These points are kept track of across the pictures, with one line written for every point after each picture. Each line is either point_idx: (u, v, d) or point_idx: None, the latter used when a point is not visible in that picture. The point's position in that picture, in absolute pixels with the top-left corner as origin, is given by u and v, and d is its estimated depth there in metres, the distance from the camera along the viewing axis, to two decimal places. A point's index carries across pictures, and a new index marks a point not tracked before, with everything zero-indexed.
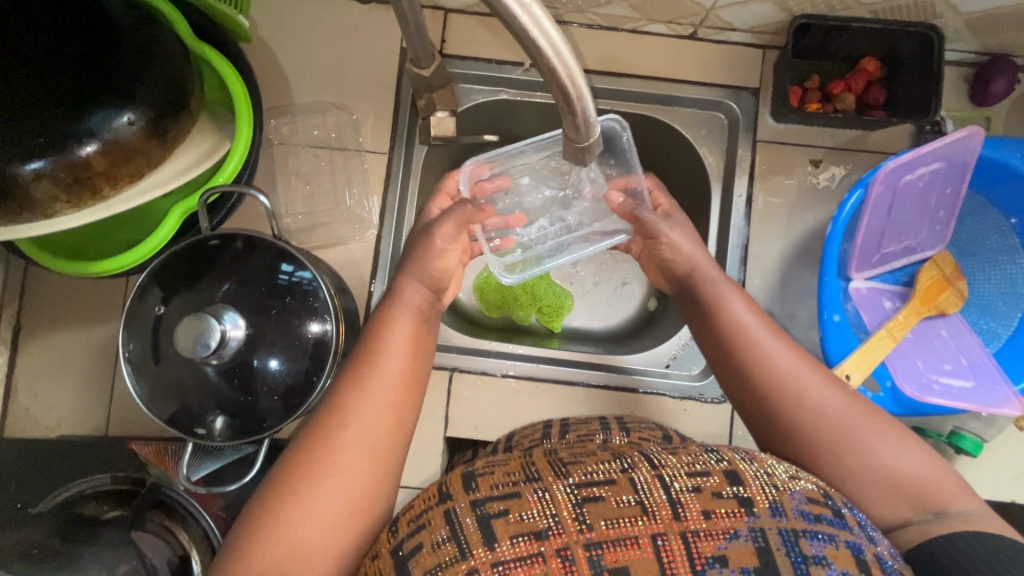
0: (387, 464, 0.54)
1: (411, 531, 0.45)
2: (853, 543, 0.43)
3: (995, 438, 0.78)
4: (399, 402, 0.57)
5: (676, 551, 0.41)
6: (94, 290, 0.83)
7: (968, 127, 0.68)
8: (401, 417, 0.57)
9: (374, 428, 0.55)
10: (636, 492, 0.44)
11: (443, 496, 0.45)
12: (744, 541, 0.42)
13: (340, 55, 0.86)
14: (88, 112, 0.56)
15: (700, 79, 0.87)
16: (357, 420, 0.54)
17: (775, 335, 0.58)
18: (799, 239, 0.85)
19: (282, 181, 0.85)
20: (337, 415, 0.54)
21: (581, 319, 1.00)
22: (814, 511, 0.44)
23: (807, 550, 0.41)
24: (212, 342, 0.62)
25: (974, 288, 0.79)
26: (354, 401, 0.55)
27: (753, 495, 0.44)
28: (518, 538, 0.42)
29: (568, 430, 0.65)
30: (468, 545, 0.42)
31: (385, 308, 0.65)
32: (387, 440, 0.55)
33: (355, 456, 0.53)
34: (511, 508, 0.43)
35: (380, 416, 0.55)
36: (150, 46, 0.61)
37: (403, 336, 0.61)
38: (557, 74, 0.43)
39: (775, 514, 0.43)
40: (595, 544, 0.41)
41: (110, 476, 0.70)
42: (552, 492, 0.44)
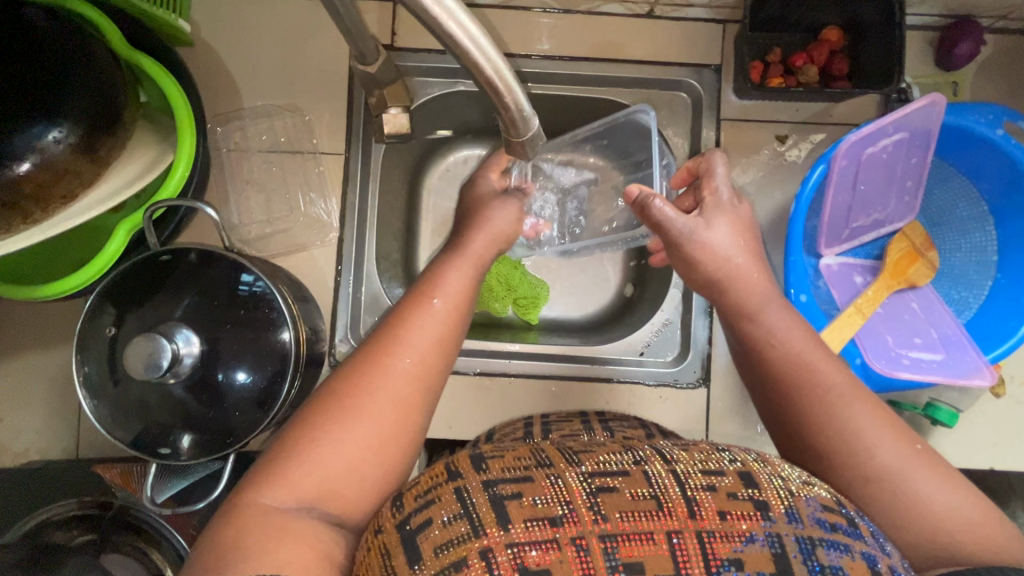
0: (429, 398, 0.55)
1: (418, 506, 0.43)
2: (868, 554, 0.42)
3: (970, 407, 0.78)
4: (446, 338, 0.58)
5: (691, 550, 0.40)
6: (52, 313, 0.81)
7: (929, 95, 0.66)
8: (446, 352, 0.57)
9: (423, 355, 0.55)
10: (651, 486, 0.43)
11: (453, 474, 0.44)
12: (760, 545, 0.41)
13: (287, 54, 0.83)
14: (10, 135, 0.54)
15: (660, 58, 0.84)
16: (410, 350, 0.55)
17: (829, 368, 0.56)
18: (768, 216, 0.83)
19: (235, 189, 0.83)
20: (390, 343, 0.55)
21: (557, 310, 0.99)
22: (830, 520, 0.43)
23: (824, 559, 0.41)
24: (164, 362, 0.60)
25: (944, 258, 0.78)
26: (406, 330, 0.56)
27: (768, 498, 0.43)
28: (531, 521, 0.41)
29: (550, 430, 0.63)
30: (482, 524, 0.41)
31: (443, 259, 0.65)
32: (433, 376, 0.56)
33: (404, 386, 0.53)
34: (524, 491, 0.42)
35: (430, 351, 0.56)
36: (72, 59, 0.58)
37: (455, 287, 0.61)
38: (482, 68, 0.41)
39: (790, 520, 0.42)
40: (610, 536, 0.40)
41: (77, 501, 0.70)
42: (565, 478, 0.43)
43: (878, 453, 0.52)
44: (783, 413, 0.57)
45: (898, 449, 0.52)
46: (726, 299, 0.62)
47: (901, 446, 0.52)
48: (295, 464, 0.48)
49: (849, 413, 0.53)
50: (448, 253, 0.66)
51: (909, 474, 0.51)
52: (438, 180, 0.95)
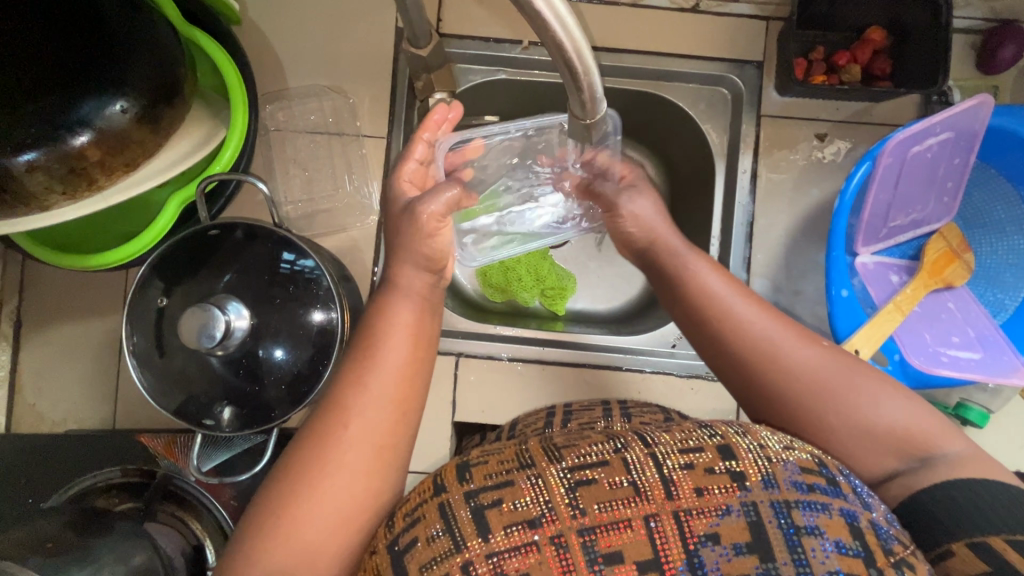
0: (392, 457, 0.53)
1: (406, 525, 0.44)
2: (848, 510, 0.43)
3: (1001, 409, 0.79)
4: (399, 395, 0.54)
5: (669, 533, 0.41)
6: (94, 283, 0.82)
7: (978, 96, 0.67)
8: (401, 408, 0.54)
9: (370, 421, 0.52)
10: (630, 473, 0.43)
11: (437, 488, 0.44)
12: (736, 516, 0.42)
13: (334, 37, 0.84)
14: (79, 101, 0.54)
15: (703, 53, 0.85)
16: (357, 418, 0.52)
17: (740, 298, 0.58)
18: (804, 214, 0.84)
19: (279, 167, 0.84)
20: (336, 413, 0.52)
21: (584, 301, 0.99)
22: (808, 481, 0.43)
23: (800, 521, 0.41)
24: (217, 334, 0.61)
25: (981, 259, 0.78)
26: (351, 398, 0.53)
27: (745, 469, 0.43)
28: (511, 527, 0.42)
29: (570, 418, 0.64)
30: (463, 537, 0.41)
31: (381, 294, 0.61)
32: (390, 435, 0.53)
33: (357, 454, 0.51)
34: (504, 497, 0.43)
35: (382, 410, 0.53)
36: (140, 30, 0.59)
37: (401, 328, 0.58)
38: (563, 47, 0.41)
39: (766, 486, 0.43)
40: (588, 530, 0.41)
41: (121, 469, 0.71)
42: (544, 477, 0.43)
43: (796, 364, 0.53)
44: (708, 350, 0.59)
45: (814, 356, 0.54)
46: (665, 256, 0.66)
47: (817, 351, 0.54)
48: (267, 545, 0.47)
49: (761, 336, 0.55)
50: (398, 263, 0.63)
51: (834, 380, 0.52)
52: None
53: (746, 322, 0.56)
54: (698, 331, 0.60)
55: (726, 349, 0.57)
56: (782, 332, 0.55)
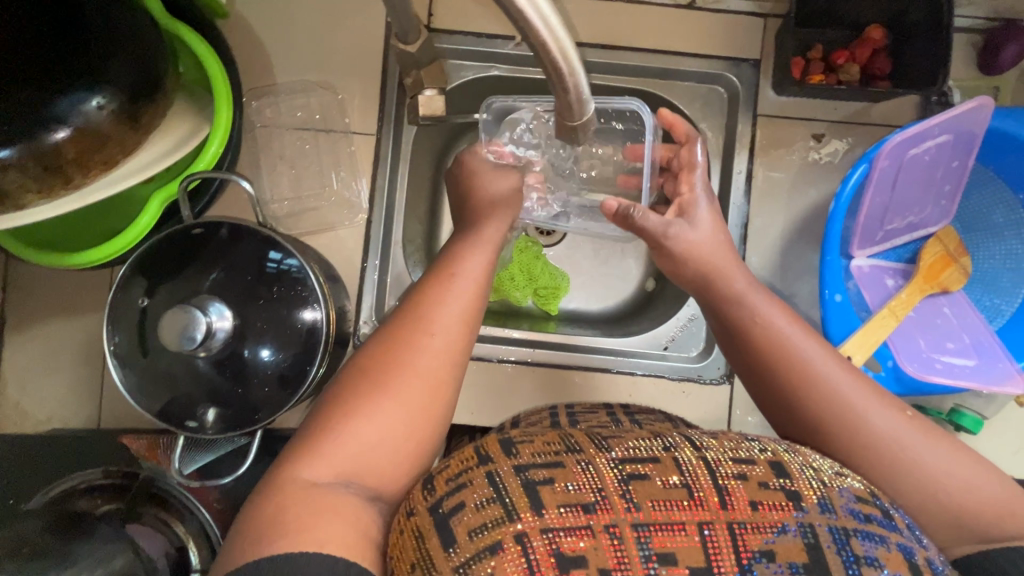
0: (459, 374, 0.55)
1: (450, 490, 0.42)
2: (904, 545, 0.41)
3: (995, 415, 0.78)
4: (469, 320, 0.57)
5: (723, 542, 0.39)
6: (79, 280, 0.80)
7: (978, 98, 0.66)
8: (471, 328, 0.57)
9: (450, 336, 0.55)
10: (683, 474, 0.41)
11: (484, 457, 0.43)
12: (792, 535, 0.39)
13: (322, 31, 0.82)
14: (54, 97, 0.53)
15: (700, 50, 0.83)
16: (442, 330, 0.54)
17: (810, 342, 0.56)
18: (800, 216, 0.83)
19: (266, 164, 0.83)
20: (421, 323, 0.54)
21: (577, 301, 0.98)
22: (864, 510, 0.42)
23: (859, 550, 0.39)
24: (198, 335, 0.60)
25: (978, 264, 0.77)
26: (432, 312, 0.55)
27: (800, 489, 0.42)
28: (565, 507, 0.40)
29: (577, 419, 0.62)
30: (516, 507, 0.40)
31: (461, 241, 0.65)
32: (461, 349, 0.55)
33: (434, 363, 0.53)
34: (556, 477, 0.41)
35: (456, 328, 0.55)
36: (118, 23, 0.57)
37: (471, 279, 0.59)
38: (548, 47, 0.40)
39: (823, 510, 0.41)
40: (643, 526, 0.39)
41: (103, 470, 0.71)
42: (595, 465, 0.42)
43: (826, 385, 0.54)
44: (770, 390, 0.57)
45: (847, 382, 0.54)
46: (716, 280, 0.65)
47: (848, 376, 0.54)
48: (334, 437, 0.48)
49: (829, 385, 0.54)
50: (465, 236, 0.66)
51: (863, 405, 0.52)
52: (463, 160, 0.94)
53: (816, 369, 0.54)
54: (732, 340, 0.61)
55: (790, 393, 0.55)
56: (852, 386, 0.54)
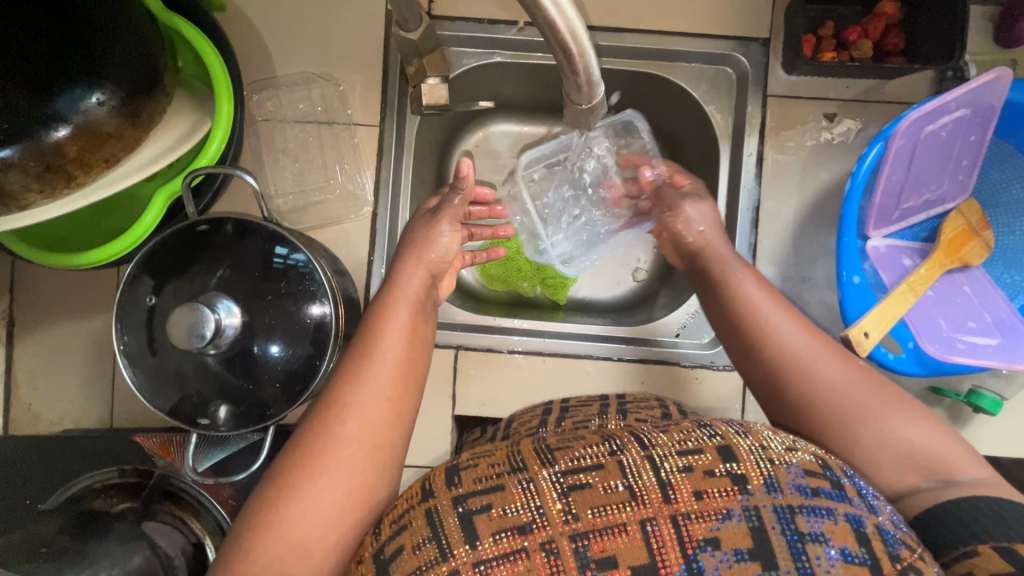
0: (385, 459, 0.53)
1: (393, 532, 0.44)
2: (852, 515, 0.42)
3: (1014, 395, 0.76)
4: (396, 394, 0.56)
5: (666, 536, 0.40)
6: (86, 280, 0.80)
7: (995, 69, 0.64)
8: (396, 406, 0.55)
9: (368, 417, 0.53)
10: (625, 477, 0.42)
11: (426, 493, 0.44)
12: (737, 521, 0.41)
13: (322, 21, 0.80)
14: (53, 93, 0.52)
15: (707, 31, 0.81)
16: (356, 415, 0.53)
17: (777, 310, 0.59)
18: (813, 197, 0.81)
19: (270, 159, 0.82)
20: (336, 409, 0.53)
21: (587, 290, 0.97)
22: (812, 485, 0.43)
23: (804, 527, 0.41)
24: (207, 333, 0.60)
25: (998, 241, 0.75)
26: (351, 395, 0.54)
27: (746, 471, 0.43)
28: (500, 534, 0.41)
29: (565, 417, 0.63)
30: (449, 545, 0.41)
31: (383, 296, 0.64)
32: (386, 431, 0.54)
33: (353, 450, 0.51)
34: (493, 502, 0.42)
35: (378, 411, 0.54)
36: (115, 17, 0.56)
37: (396, 347, 0.58)
38: (557, 28, 0.39)
39: (769, 491, 0.42)
40: (581, 535, 0.40)
41: (118, 469, 0.70)
42: (537, 481, 0.43)
43: (783, 343, 0.57)
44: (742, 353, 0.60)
45: (802, 337, 0.57)
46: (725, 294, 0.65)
47: (810, 336, 0.57)
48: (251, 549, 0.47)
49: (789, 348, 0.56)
50: (389, 286, 0.65)
51: (815, 362, 0.55)
52: (473, 145, 0.94)
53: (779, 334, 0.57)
54: (710, 301, 0.66)
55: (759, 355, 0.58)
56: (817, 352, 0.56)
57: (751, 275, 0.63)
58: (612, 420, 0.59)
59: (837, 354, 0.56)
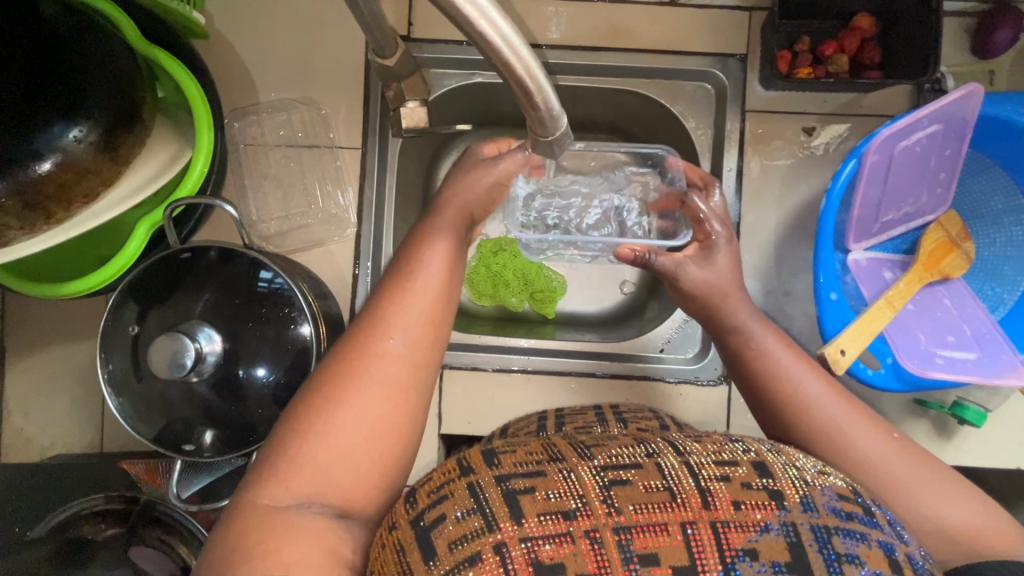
0: (422, 379, 0.54)
1: (431, 502, 0.42)
2: (885, 542, 0.42)
3: (998, 407, 0.76)
4: (432, 319, 0.56)
5: (706, 541, 0.40)
6: (74, 307, 0.81)
7: (967, 85, 0.64)
8: (435, 333, 0.56)
9: (410, 334, 0.54)
10: (665, 478, 0.43)
11: (465, 469, 0.43)
12: (775, 534, 0.41)
13: (302, 47, 0.81)
14: (30, 134, 0.53)
15: (684, 48, 0.82)
16: (400, 332, 0.53)
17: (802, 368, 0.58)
18: (793, 212, 0.82)
19: (253, 184, 0.83)
20: (378, 328, 0.54)
21: (573, 305, 0.98)
22: (846, 509, 0.43)
23: (840, 548, 0.41)
24: (188, 361, 0.60)
25: (979, 253, 0.76)
26: (392, 316, 0.54)
27: (783, 488, 0.43)
28: (544, 515, 0.40)
29: (564, 423, 0.64)
30: (494, 519, 0.40)
31: (415, 235, 0.62)
32: (424, 354, 0.54)
33: (394, 369, 0.52)
34: (537, 486, 0.42)
35: (419, 331, 0.55)
36: (94, 55, 0.57)
37: (433, 275, 0.58)
38: (512, 66, 0.39)
39: (806, 509, 0.42)
40: (624, 528, 0.40)
41: (104, 495, 0.70)
42: (578, 473, 0.43)
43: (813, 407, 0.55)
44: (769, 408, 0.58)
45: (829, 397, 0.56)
46: (716, 314, 0.65)
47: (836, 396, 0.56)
48: None
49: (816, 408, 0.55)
50: (407, 250, 0.60)
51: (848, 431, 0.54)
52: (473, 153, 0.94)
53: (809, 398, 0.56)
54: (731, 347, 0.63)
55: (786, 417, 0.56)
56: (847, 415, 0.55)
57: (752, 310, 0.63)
58: (612, 427, 0.60)
59: (869, 421, 0.55)
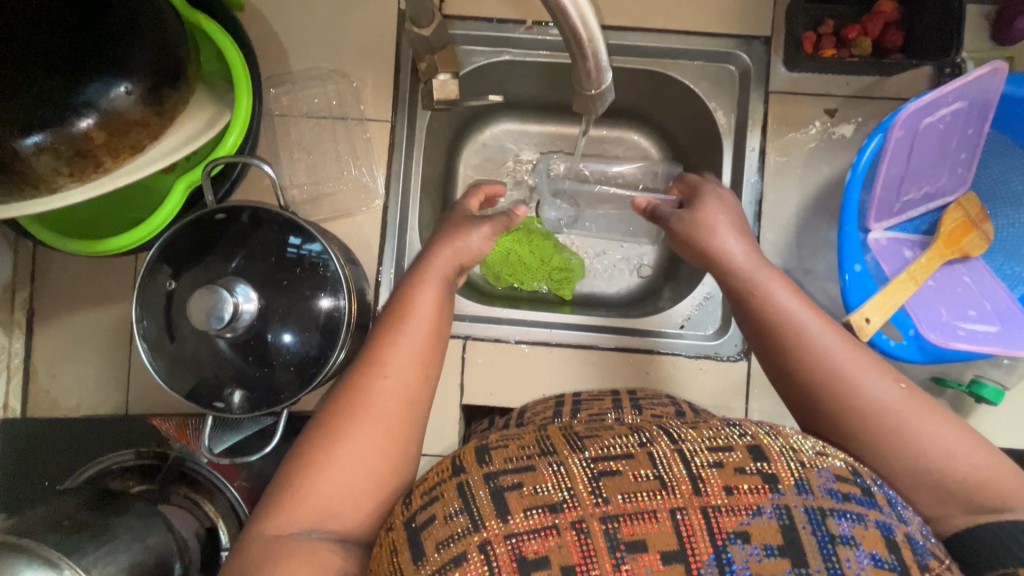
0: (416, 414, 0.55)
1: (424, 503, 0.44)
2: (882, 522, 0.42)
3: (1015, 385, 0.77)
4: (425, 359, 0.58)
5: (696, 525, 0.40)
6: (104, 270, 0.82)
7: (991, 63, 0.66)
8: (427, 368, 0.58)
9: (403, 376, 0.56)
10: (655, 467, 0.43)
11: (456, 469, 0.45)
12: (768, 517, 0.41)
13: (336, 20, 0.83)
14: (83, 83, 0.54)
15: (710, 29, 0.84)
16: (395, 371, 0.56)
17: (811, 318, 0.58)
18: (815, 191, 0.83)
19: (285, 153, 0.84)
20: (375, 368, 0.56)
21: (593, 285, 0.99)
22: (842, 490, 0.43)
23: (834, 529, 0.41)
24: (225, 315, 0.61)
25: (998, 233, 0.77)
26: (388, 354, 0.57)
27: (777, 471, 0.43)
28: (531, 510, 0.41)
29: (579, 409, 0.65)
30: (481, 518, 0.41)
31: (414, 272, 0.66)
32: (419, 391, 0.56)
33: (388, 403, 0.54)
34: (525, 481, 0.43)
35: (411, 370, 0.57)
36: (145, 9, 0.58)
37: (424, 317, 0.60)
38: (568, 12, 0.41)
39: (800, 492, 0.42)
40: (612, 517, 0.41)
41: (134, 451, 0.77)
42: (567, 465, 0.43)
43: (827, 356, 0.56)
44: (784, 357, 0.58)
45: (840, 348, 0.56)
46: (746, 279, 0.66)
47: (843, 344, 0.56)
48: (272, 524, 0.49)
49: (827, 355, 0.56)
50: (410, 280, 0.65)
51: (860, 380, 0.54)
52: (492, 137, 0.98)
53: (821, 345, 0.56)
54: (741, 311, 0.64)
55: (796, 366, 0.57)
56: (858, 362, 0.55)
57: (785, 285, 0.61)
58: (626, 415, 0.61)
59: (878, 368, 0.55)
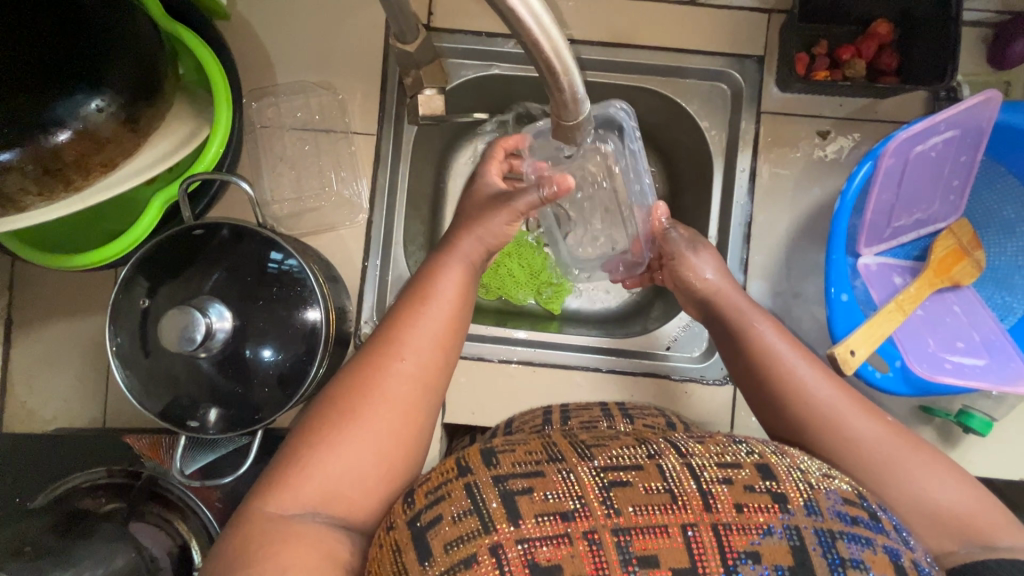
0: (430, 400, 0.55)
1: (429, 503, 0.42)
2: (891, 547, 0.41)
3: (1004, 416, 0.76)
4: (443, 342, 0.58)
5: (707, 543, 0.39)
6: (83, 282, 0.81)
7: (984, 92, 0.64)
8: (444, 352, 0.57)
9: (421, 355, 0.55)
10: (665, 480, 0.41)
11: (463, 469, 0.43)
12: (779, 537, 0.39)
13: (322, 31, 0.82)
14: (53, 100, 0.53)
15: (702, 47, 0.82)
16: (413, 352, 0.55)
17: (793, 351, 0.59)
18: (805, 214, 0.82)
19: (268, 165, 0.83)
20: (392, 347, 0.55)
21: (581, 301, 0.97)
22: (851, 513, 0.42)
23: (845, 552, 0.39)
24: (198, 335, 0.60)
25: (989, 261, 0.76)
26: (407, 333, 0.56)
27: (787, 491, 0.42)
28: (542, 516, 0.40)
29: (569, 417, 0.64)
30: (492, 520, 0.39)
31: (434, 260, 0.65)
32: (435, 375, 0.56)
33: (405, 386, 0.53)
34: (535, 486, 0.41)
35: (430, 350, 0.56)
36: (119, 25, 0.57)
37: (445, 301, 0.60)
38: (541, 45, 0.40)
39: (810, 513, 0.41)
40: (623, 530, 0.39)
41: (106, 469, 0.71)
42: (577, 473, 0.42)
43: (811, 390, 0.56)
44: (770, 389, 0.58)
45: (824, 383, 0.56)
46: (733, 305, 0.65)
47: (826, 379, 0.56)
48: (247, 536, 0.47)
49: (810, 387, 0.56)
50: (427, 272, 0.63)
51: (843, 416, 0.54)
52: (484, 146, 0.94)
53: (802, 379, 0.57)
54: (727, 342, 0.64)
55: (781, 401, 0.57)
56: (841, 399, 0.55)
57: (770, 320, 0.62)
58: (619, 423, 0.60)
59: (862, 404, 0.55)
